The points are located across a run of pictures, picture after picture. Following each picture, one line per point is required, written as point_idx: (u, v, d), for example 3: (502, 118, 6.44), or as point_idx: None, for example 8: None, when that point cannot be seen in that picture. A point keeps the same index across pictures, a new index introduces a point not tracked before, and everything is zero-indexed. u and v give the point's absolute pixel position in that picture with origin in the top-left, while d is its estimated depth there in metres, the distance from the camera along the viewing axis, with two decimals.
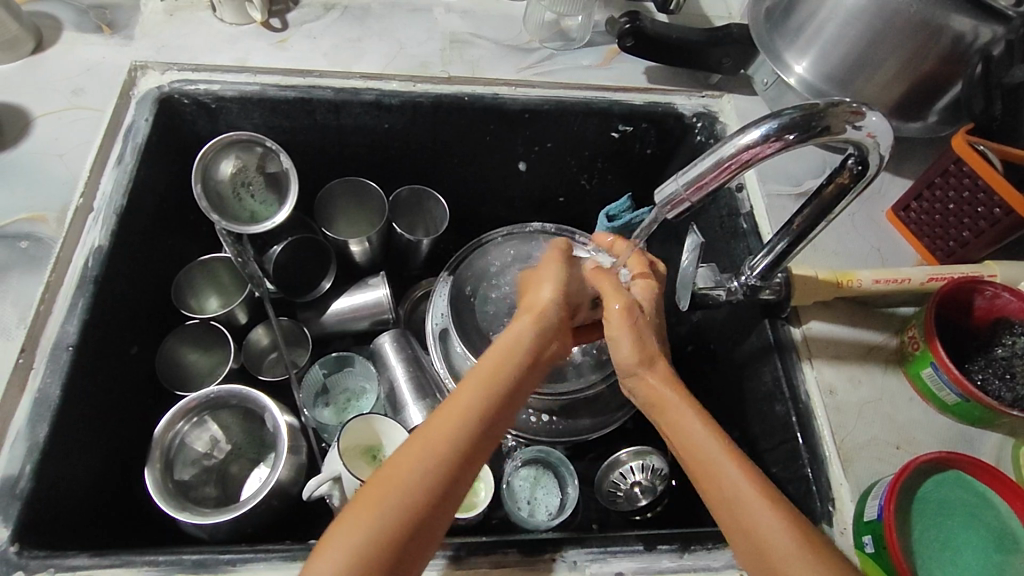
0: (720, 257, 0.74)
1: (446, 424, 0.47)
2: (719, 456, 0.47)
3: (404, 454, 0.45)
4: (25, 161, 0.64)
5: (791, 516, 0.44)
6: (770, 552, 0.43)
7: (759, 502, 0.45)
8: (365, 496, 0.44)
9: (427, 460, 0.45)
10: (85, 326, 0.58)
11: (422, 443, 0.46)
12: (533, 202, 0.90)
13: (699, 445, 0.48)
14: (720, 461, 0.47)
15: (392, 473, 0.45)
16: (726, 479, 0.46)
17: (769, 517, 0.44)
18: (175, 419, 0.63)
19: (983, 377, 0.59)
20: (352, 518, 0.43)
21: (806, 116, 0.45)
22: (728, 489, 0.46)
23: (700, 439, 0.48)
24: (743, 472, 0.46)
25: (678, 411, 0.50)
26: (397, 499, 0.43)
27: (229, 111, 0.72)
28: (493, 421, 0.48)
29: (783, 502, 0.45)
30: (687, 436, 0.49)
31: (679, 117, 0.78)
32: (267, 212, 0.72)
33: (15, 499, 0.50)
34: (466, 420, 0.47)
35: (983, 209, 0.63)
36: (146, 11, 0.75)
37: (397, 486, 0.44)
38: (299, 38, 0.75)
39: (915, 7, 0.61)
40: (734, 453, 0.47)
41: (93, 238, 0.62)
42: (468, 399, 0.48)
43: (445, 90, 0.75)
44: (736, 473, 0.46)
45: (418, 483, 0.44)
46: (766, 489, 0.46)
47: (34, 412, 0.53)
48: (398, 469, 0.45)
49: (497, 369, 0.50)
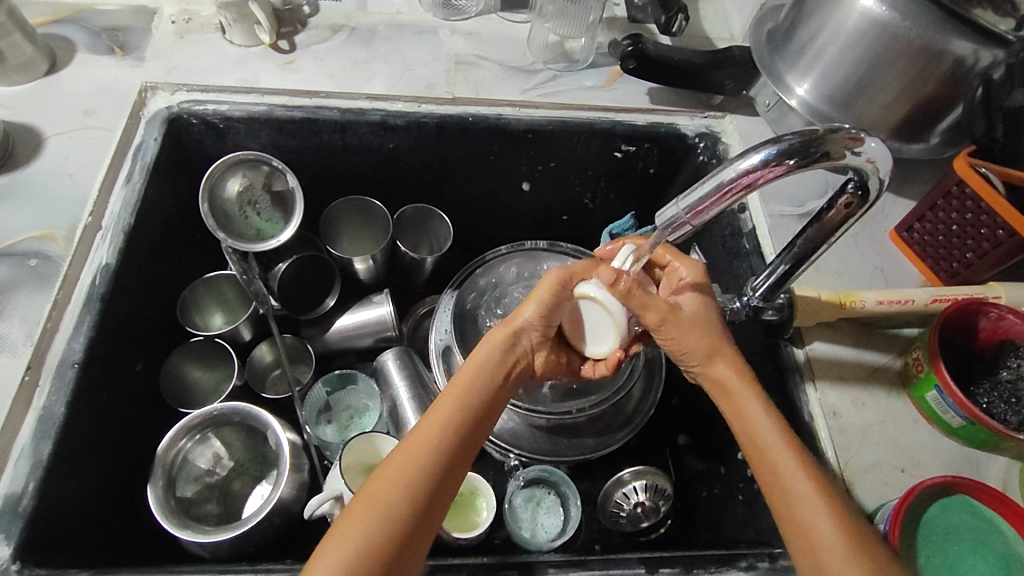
0: (723, 277, 0.75)
1: (427, 436, 0.48)
2: (779, 448, 0.49)
3: (392, 468, 0.46)
4: (37, 180, 0.66)
5: (846, 522, 0.46)
6: (819, 546, 0.46)
7: (811, 499, 0.47)
8: (360, 506, 0.45)
9: (418, 469, 0.46)
10: (91, 343, 0.59)
11: (411, 454, 0.47)
12: (537, 220, 0.91)
13: (766, 441, 0.50)
14: (787, 461, 0.49)
15: (381, 485, 0.46)
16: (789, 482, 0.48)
17: (818, 510, 0.47)
18: (178, 436, 0.63)
19: (989, 401, 0.58)
20: (348, 527, 0.44)
21: (805, 142, 0.46)
22: (788, 485, 0.48)
23: (763, 430, 0.50)
24: (807, 477, 0.48)
25: (744, 401, 0.52)
26: (392, 505, 0.45)
27: (237, 130, 0.73)
28: (467, 432, 0.49)
29: (842, 503, 0.48)
30: (755, 429, 0.51)
31: (682, 137, 0.79)
32: (272, 229, 0.73)
33: (17, 517, 0.50)
34: (443, 433, 0.48)
35: (987, 231, 0.63)
36: (158, 34, 0.77)
37: (389, 501, 0.45)
38: (306, 59, 0.77)
39: (914, 31, 0.62)
40: (799, 452, 0.49)
41: (101, 257, 0.63)
42: (450, 408, 0.50)
43: (449, 111, 0.76)
44: (796, 472, 0.48)
45: (411, 490, 0.46)
46: (822, 483, 0.48)
47: (38, 429, 0.54)
48: (388, 480, 0.46)
49: (472, 382, 0.51)
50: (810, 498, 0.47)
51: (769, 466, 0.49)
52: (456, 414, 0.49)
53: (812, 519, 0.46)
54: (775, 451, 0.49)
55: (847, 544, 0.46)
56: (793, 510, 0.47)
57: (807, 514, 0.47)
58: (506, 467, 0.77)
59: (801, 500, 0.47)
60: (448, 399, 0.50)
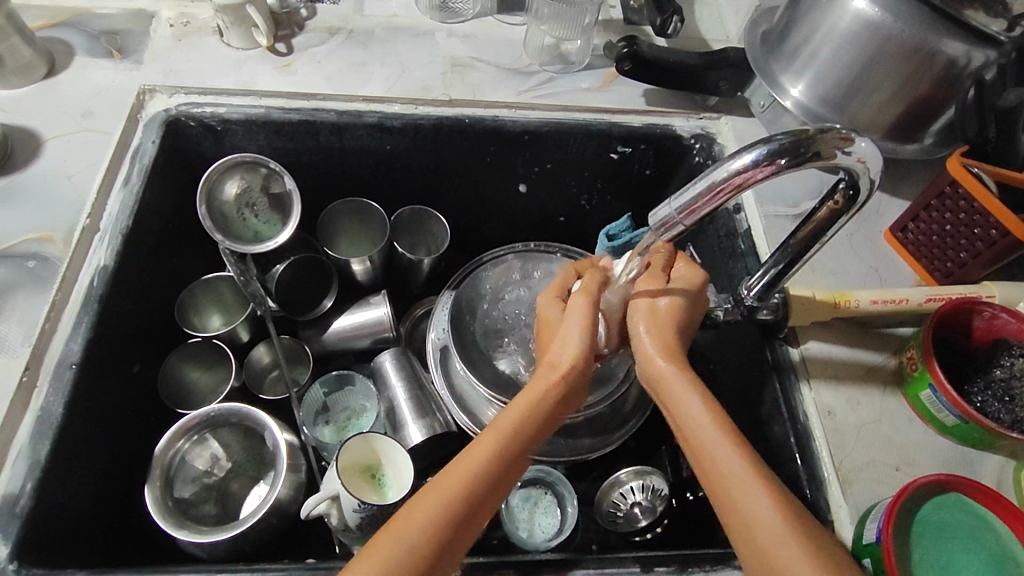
0: (719, 277, 0.75)
1: (461, 478, 0.46)
2: (705, 425, 0.48)
3: (412, 513, 0.44)
4: (35, 183, 0.66)
5: (781, 499, 0.44)
6: (756, 528, 0.43)
7: (743, 473, 0.45)
8: (377, 551, 0.43)
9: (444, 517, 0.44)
10: (89, 344, 0.59)
11: (444, 502, 0.45)
12: (534, 221, 0.91)
13: (693, 417, 0.48)
14: (708, 432, 0.47)
15: (400, 530, 0.44)
16: (719, 458, 0.46)
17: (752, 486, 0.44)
18: (175, 437, 0.63)
19: (983, 399, 0.58)
20: (361, 571, 0.42)
21: (795, 142, 0.46)
22: (716, 463, 0.46)
23: (693, 410, 0.49)
24: (733, 448, 0.46)
25: (676, 383, 0.50)
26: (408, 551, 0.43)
27: (234, 133, 0.74)
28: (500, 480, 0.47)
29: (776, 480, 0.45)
30: (680, 406, 0.49)
31: (677, 138, 0.79)
32: (269, 232, 0.74)
33: (15, 517, 0.50)
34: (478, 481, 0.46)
35: (980, 231, 0.63)
36: (156, 37, 0.77)
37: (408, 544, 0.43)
38: (303, 62, 0.77)
39: (906, 32, 0.62)
40: (724, 424, 0.47)
41: (99, 258, 0.63)
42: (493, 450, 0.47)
43: (446, 112, 0.76)
44: (726, 446, 0.46)
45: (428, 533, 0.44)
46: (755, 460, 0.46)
47: (35, 430, 0.54)
48: (411, 522, 0.44)
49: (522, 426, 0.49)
50: (744, 476, 0.45)
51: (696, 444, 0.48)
52: (496, 458, 0.47)
53: (745, 497, 0.44)
54: (700, 426, 0.48)
55: (784, 521, 0.43)
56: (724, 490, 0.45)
57: (739, 492, 0.44)
58: None
59: (734, 478, 0.45)
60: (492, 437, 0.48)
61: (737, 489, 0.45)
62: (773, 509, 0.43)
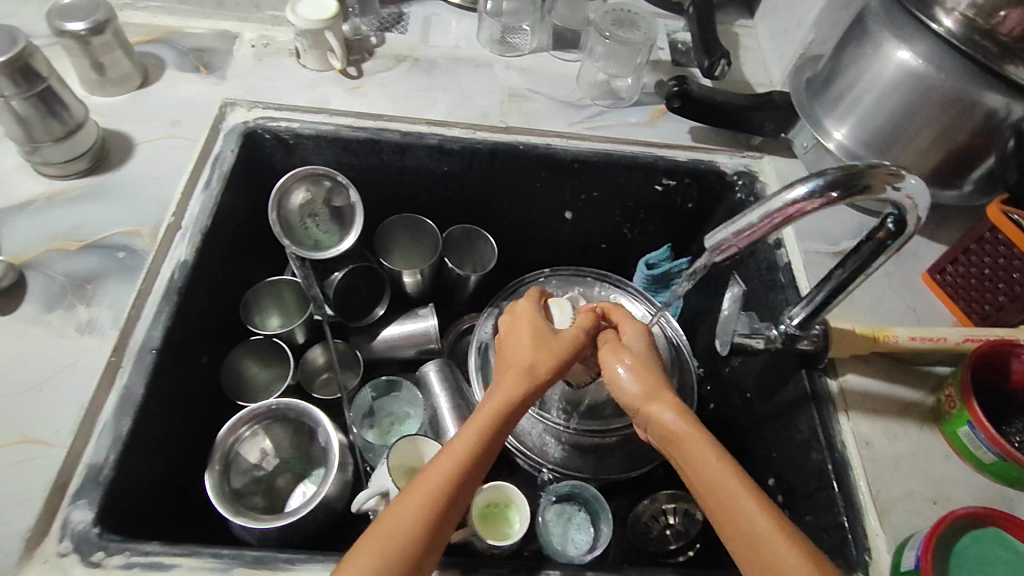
0: (759, 308, 0.77)
1: (442, 475, 0.49)
2: (724, 481, 0.48)
3: (407, 511, 0.47)
4: (126, 181, 0.71)
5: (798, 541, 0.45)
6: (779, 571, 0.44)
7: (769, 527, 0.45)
8: (369, 547, 0.45)
9: (424, 521, 0.47)
10: (168, 332, 0.63)
11: (425, 499, 0.47)
12: (576, 248, 0.95)
13: (713, 479, 0.48)
14: (730, 486, 0.48)
15: (394, 525, 0.46)
16: (740, 512, 0.46)
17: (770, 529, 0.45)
18: (237, 424, 0.67)
19: (1020, 440, 0.61)
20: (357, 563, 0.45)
21: (847, 176, 0.49)
22: (733, 511, 0.47)
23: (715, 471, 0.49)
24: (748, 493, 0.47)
25: (694, 441, 0.51)
26: (405, 541, 0.46)
27: (305, 147, 0.79)
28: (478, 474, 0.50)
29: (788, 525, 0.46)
30: (705, 466, 0.49)
31: (722, 175, 0.83)
32: (328, 241, 0.79)
33: (99, 485, 0.53)
34: (454, 481, 0.49)
35: (1018, 275, 0.65)
36: (238, 56, 0.84)
37: (394, 541, 0.46)
38: (372, 85, 0.83)
39: (949, 83, 0.66)
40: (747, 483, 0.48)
41: (180, 254, 0.67)
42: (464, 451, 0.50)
43: (502, 138, 0.81)
44: (751, 506, 0.46)
45: (416, 526, 0.46)
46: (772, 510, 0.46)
47: (118, 407, 0.57)
48: (399, 522, 0.46)
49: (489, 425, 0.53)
50: (773, 537, 0.45)
51: (715, 496, 0.48)
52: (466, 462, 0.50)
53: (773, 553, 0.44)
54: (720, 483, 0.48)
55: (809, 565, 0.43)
56: (756, 543, 0.45)
57: (769, 546, 0.45)
58: (539, 481, 0.78)
59: (765, 539, 0.45)
60: (467, 440, 0.51)
61: (756, 531, 0.45)
62: (806, 561, 0.44)
